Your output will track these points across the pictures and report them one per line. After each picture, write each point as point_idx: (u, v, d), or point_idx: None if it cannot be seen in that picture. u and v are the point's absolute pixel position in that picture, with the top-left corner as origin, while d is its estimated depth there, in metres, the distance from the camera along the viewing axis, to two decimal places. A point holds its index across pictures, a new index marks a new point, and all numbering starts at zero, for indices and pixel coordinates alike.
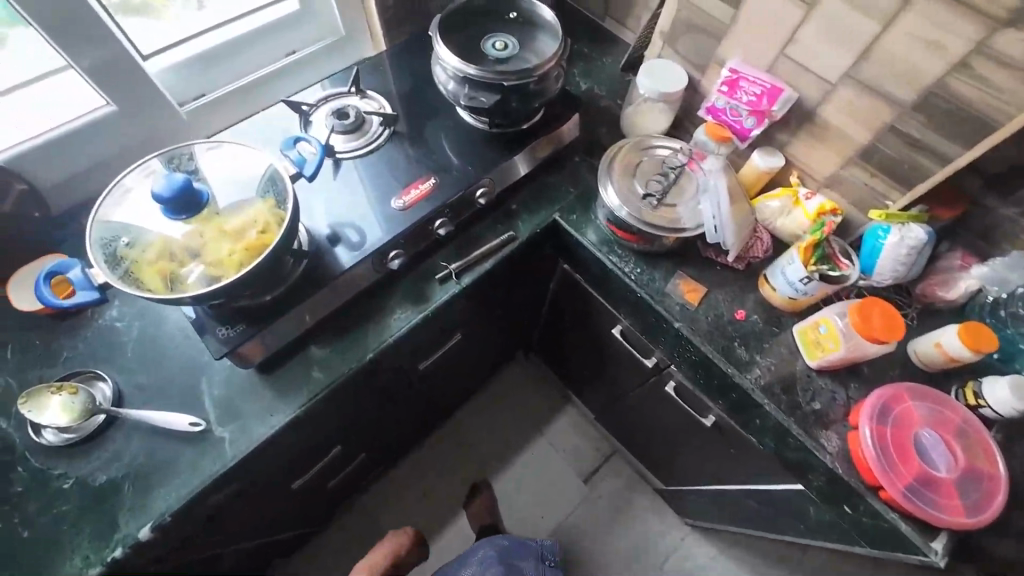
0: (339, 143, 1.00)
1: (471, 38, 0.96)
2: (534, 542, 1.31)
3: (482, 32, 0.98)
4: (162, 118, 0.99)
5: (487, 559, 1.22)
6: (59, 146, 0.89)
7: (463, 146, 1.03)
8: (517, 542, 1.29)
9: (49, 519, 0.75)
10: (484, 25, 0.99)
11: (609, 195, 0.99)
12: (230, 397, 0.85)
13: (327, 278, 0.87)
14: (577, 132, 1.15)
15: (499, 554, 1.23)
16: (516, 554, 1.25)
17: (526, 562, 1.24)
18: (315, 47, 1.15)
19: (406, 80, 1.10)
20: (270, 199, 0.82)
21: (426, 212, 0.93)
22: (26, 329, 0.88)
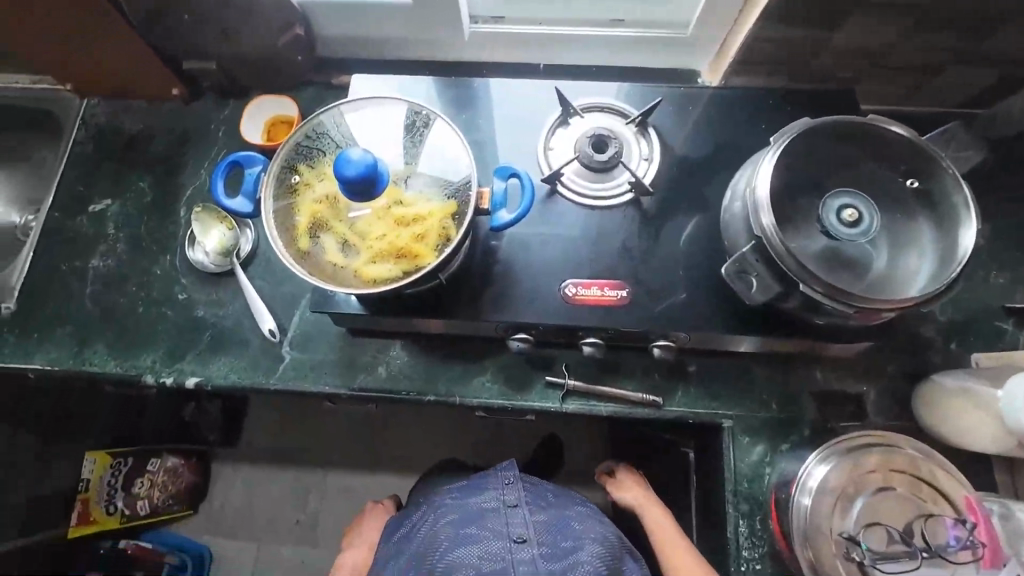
0: (572, 174, 0.80)
1: (809, 183, 0.67)
2: (486, 467, 0.89)
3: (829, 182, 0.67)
4: (448, 29, 0.88)
5: (440, 505, 0.87)
6: (347, 10, 0.85)
7: (692, 275, 0.76)
8: (475, 474, 0.91)
9: (157, 312, 0.88)
10: (841, 173, 0.67)
11: (808, 489, 0.68)
12: (311, 328, 0.86)
13: (445, 308, 0.76)
14: (848, 352, 0.78)
15: (452, 499, 0.87)
16: (467, 492, 0.87)
17: (477, 497, 0.85)
18: (646, 33, 0.91)
19: (701, 145, 0.82)
20: (451, 208, 0.70)
21: (587, 323, 0.74)
22: (240, 148, 0.96)
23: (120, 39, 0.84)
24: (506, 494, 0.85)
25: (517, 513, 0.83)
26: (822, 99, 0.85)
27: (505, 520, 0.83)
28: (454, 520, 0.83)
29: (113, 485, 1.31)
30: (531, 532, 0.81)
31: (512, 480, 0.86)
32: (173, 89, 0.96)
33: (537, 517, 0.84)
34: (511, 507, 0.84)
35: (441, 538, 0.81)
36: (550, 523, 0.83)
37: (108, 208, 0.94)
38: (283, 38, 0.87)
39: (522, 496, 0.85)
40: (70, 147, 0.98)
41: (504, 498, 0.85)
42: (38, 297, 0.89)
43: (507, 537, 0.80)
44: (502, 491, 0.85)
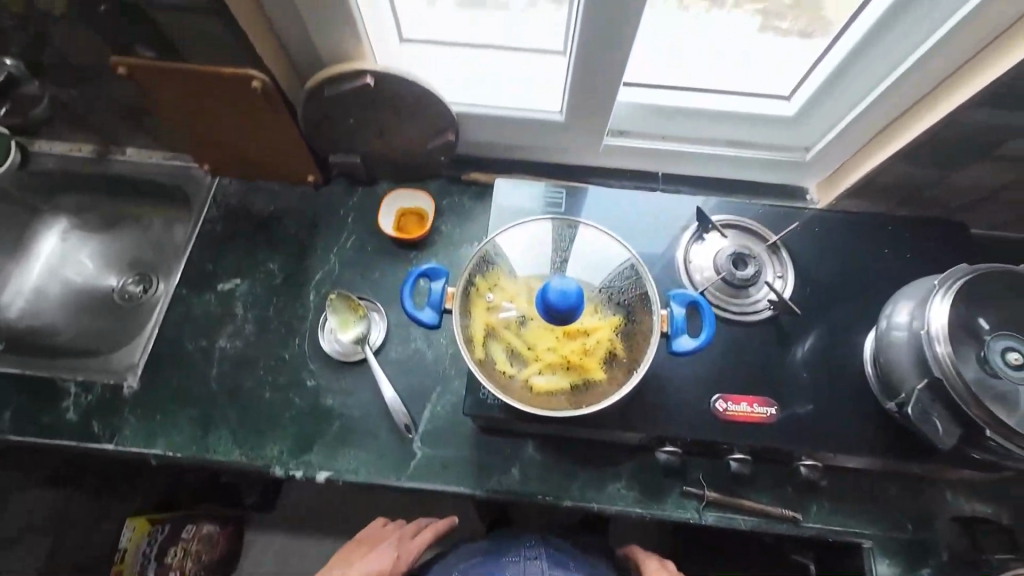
0: (714, 287, 0.84)
1: (981, 322, 0.68)
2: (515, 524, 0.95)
3: (1000, 320, 0.68)
4: (585, 140, 0.95)
5: (471, 551, 0.91)
6: (498, 121, 0.92)
7: (831, 391, 0.80)
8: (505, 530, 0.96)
9: (283, 398, 0.87)
10: (1009, 310, 0.69)
11: None
12: (442, 424, 0.85)
13: (596, 418, 0.77)
14: (979, 474, 0.80)
15: (480, 548, 0.92)
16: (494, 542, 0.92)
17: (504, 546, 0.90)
18: (767, 155, 0.98)
19: (827, 266, 0.88)
20: (617, 322, 0.73)
21: (736, 438, 0.76)
22: (370, 235, 0.99)
23: (281, 133, 0.89)
24: (527, 550, 0.89)
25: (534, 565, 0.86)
26: (932, 227, 0.92)
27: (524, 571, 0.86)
28: (479, 563, 0.88)
29: (148, 555, 1.15)
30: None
31: (535, 543, 0.90)
32: (308, 176, 1.00)
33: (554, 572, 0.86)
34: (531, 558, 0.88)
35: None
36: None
37: (236, 287, 0.95)
38: (433, 141, 0.92)
39: (541, 551, 0.89)
40: (201, 224, 1.01)
41: (525, 551, 0.89)
42: (163, 376, 0.89)
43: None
44: (519, 550, 0.89)
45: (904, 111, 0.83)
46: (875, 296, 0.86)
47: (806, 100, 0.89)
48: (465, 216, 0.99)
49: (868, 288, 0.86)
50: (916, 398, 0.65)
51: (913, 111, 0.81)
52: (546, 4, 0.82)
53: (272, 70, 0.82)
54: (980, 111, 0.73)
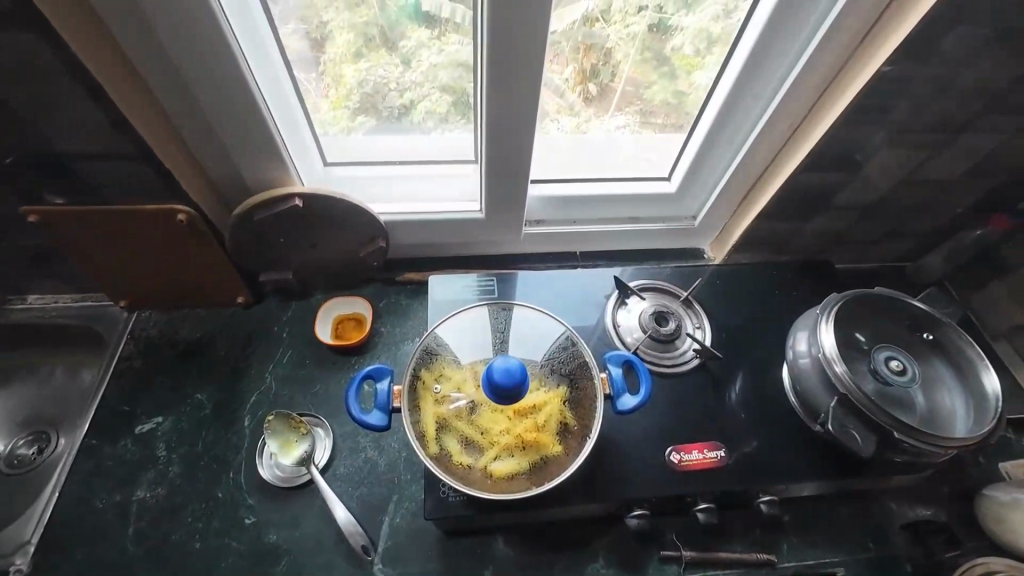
0: (644, 345, 0.91)
1: (860, 339, 0.80)
2: None
3: (873, 336, 0.81)
4: (507, 231, 1.04)
5: None
6: (426, 223, 0.99)
7: (767, 425, 0.86)
8: None
9: (217, 545, 0.77)
10: (879, 327, 0.82)
11: None
12: (404, 537, 0.79)
13: (561, 494, 0.76)
14: (909, 479, 0.88)
15: None
16: None
17: None
18: (664, 225, 1.13)
19: (734, 311, 0.99)
20: (563, 393, 0.76)
21: (696, 488, 0.78)
22: (307, 347, 0.97)
23: (207, 258, 0.89)
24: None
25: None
26: (806, 267, 1.08)
27: None
28: None
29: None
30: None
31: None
32: (237, 297, 0.99)
33: None
34: None
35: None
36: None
37: (158, 426, 0.87)
38: (365, 249, 0.97)
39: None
40: (115, 363, 0.94)
41: None
42: (63, 549, 0.76)
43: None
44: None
45: (758, 179, 1.01)
46: (779, 331, 0.97)
47: (683, 178, 1.05)
48: (403, 314, 1.02)
49: (772, 325, 0.98)
50: (833, 415, 0.72)
51: (766, 177, 1.00)
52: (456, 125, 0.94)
53: (199, 202, 0.85)
54: (810, 174, 0.92)
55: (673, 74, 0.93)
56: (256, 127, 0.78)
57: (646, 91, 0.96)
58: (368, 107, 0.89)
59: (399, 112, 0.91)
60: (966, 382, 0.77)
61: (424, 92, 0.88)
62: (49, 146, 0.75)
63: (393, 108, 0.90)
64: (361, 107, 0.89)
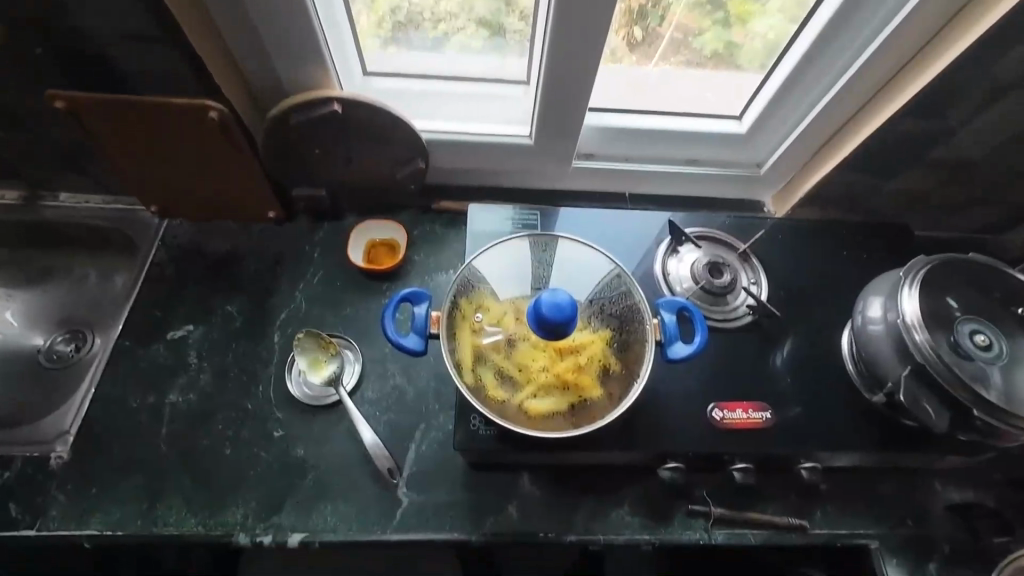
0: (694, 296, 0.85)
1: (945, 308, 0.72)
2: None
3: (958, 306, 0.73)
4: (555, 164, 0.96)
5: None
6: (469, 147, 0.91)
7: (818, 391, 0.81)
8: None
9: (247, 454, 0.78)
10: (966, 298, 0.74)
11: None
12: (430, 465, 0.79)
13: (595, 439, 0.73)
14: (963, 461, 0.82)
15: None
16: None
17: None
18: (725, 170, 1.03)
19: (794, 270, 0.91)
20: (607, 336, 0.71)
21: (736, 447, 0.74)
22: (339, 269, 0.94)
23: (238, 166, 0.84)
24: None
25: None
26: (879, 229, 0.98)
27: None
28: None
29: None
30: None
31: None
32: (268, 212, 0.95)
33: None
34: None
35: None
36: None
37: (189, 334, 0.86)
38: (403, 170, 0.90)
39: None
40: (147, 268, 0.92)
41: None
42: (101, 443, 0.77)
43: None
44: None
45: (843, 123, 0.90)
46: (842, 295, 0.89)
47: (755, 119, 0.94)
48: (438, 244, 0.97)
49: (835, 289, 0.90)
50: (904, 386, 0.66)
51: (855, 122, 0.88)
52: (514, 40, 0.86)
53: (232, 101, 0.79)
54: (909, 121, 0.81)
55: (728, 21, 0.88)
56: (294, 18, 0.71)
57: (697, 38, 0.91)
58: (398, 37, 0.85)
59: (430, 43, 0.87)
60: None
61: (458, 24, 0.85)
62: (73, 24, 0.69)
63: (426, 39, 0.86)
64: (392, 35, 0.85)
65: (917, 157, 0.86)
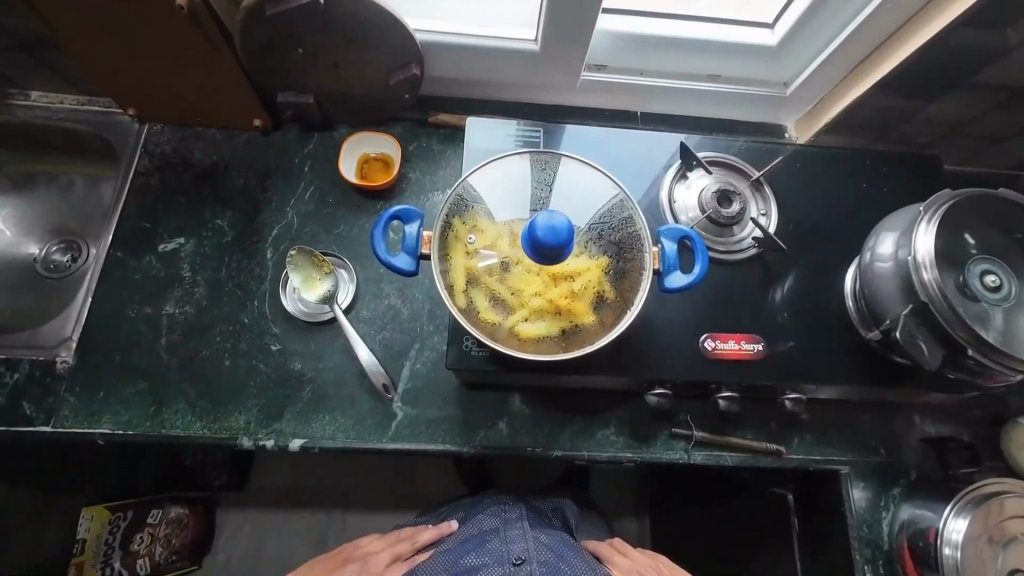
0: (698, 226, 0.82)
1: (959, 247, 0.69)
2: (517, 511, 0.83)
3: (973, 246, 0.70)
4: (562, 76, 0.88)
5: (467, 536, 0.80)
6: (469, 53, 0.83)
7: (814, 327, 0.80)
8: (495, 512, 0.83)
9: (245, 365, 0.80)
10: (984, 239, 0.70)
11: (959, 522, 0.70)
12: (423, 382, 0.81)
13: (585, 365, 0.74)
14: (945, 398, 0.84)
15: (478, 536, 0.78)
16: (478, 539, 0.77)
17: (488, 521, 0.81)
18: (748, 89, 0.94)
19: (807, 203, 0.87)
20: (604, 263, 0.69)
21: (724, 377, 0.75)
22: (330, 184, 0.90)
23: (217, 68, 0.77)
24: (506, 512, 0.82)
25: (518, 529, 0.77)
26: (904, 161, 0.92)
27: (504, 544, 0.74)
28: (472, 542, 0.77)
29: (112, 544, 1.11)
30: (530, 551, 0.72)
31: (512, 504, 0.86)
32: (254, 120, 0.89)
33: (537, 545, 0.74)
34: (513, 529, 0.78)
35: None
36: (549, 544, 0.75)
37: (180, 247, 0.85)
38: (395, 77, 0.83)
39: (524, 514, 0.82)
40: (131, 177, 0.88)
41: (506, 529, 0.78)
42: (104, 350, 0.79)
43: (504, 562, 0.71)
44: (544, 501, 0.93)
45: (889, 36, 0.80)
46: (853, 230, 0.86)
47: (789, 29, 0.84)
48: (434, 161, 0.92)
49: (848, 224, 0.86)
50: (902, 324, 0.65)
51: (899, 36, 0.79)
52: None
53: None
54: (965, 34, 0.71)
55: None
56: None
57: None
58: None
59: None
60: None
61: None
62: None
63: None
64: None
65: (965, 80, 0.78)
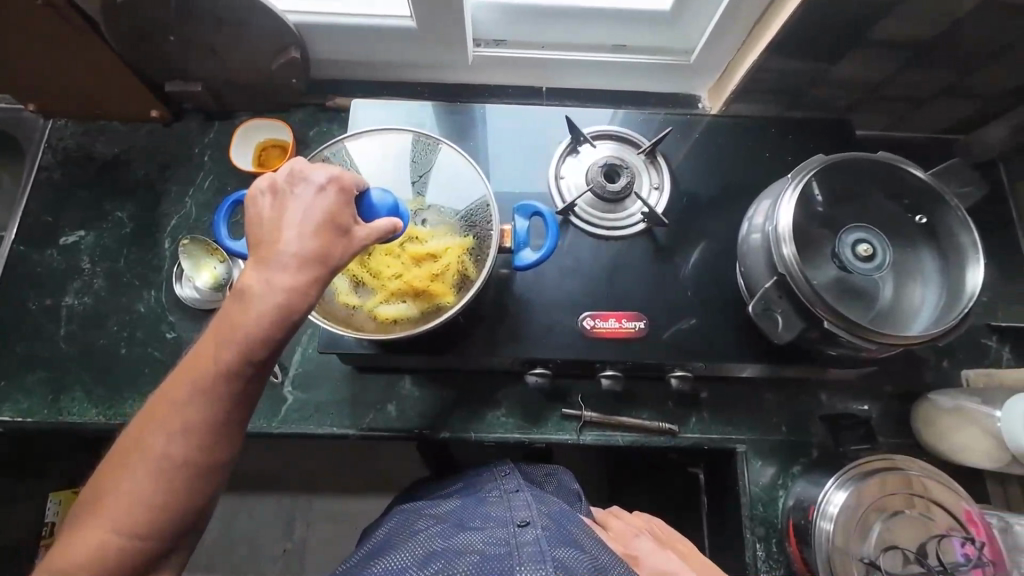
0: (583, 203, 0.80)
1: (818, 224, 0.68)
2: (512, 470, 0.72)
3: (842, 222, 0.68)
4: (452, 54, 0.86)
5: (456, 502, 0.68)
6: (348, 33, 0.82)
7: (706, 304, 0.78)
8: (485, 477, 0.72)
9: (141, 353, 0.82)
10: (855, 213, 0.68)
11: (840, 492, 0.68)
12: (314, 366, 0.82)
13: (462, 346, 0.73)
14: (852, 374, 0.81)
15: (472, 501, 0.66)
16: (473, 504, 0.66)
17: (486, 486, 0.69)
18: (652, 59, 0.91)
19: (707, 176, 0.84)
20: (467, 243, 0.68)
21: (606, 356, 0.74)
22: (229, 173, 0.90)
23: (93, 62, 0.78)
24: (504, 480, 0.69)
25: (520, 497, 0.64)
26: (817, 128, 0.87)
27: (507, 507, 0.63)
28: (462, 508, 0.66)
29: None
30: (536, 515, 0.60)
31: (510, 470, 0.72)
32: (151, 112, 0.90)
33: (543, 507, 0.63)
34: (512, 490, 0.67)
35: (431, 540, 0.59)
36: (554, 511, 0.63)
37: (81, 240, 0.87)
38: (276, 60, 0.82)
39: (523, 483, 0.69)
40: (35, 172, 0.90)
41: (505, 489, 0.67)
42: (6, 341, 0.82)
43: (506, 524, 0.59)
44: (534, 466, 0.78)
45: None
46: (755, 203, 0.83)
47: None
48: None
49: (749, 197, 0.83)
50: (762, 296, 0.62)
51: None
52: None
53: None
54: None
55: None
56: None
57: None
58: None
59: None
60: (946, 281, 0.65)
61: None
62: None
63: None
64: None
65: (860, 39, 0.73)
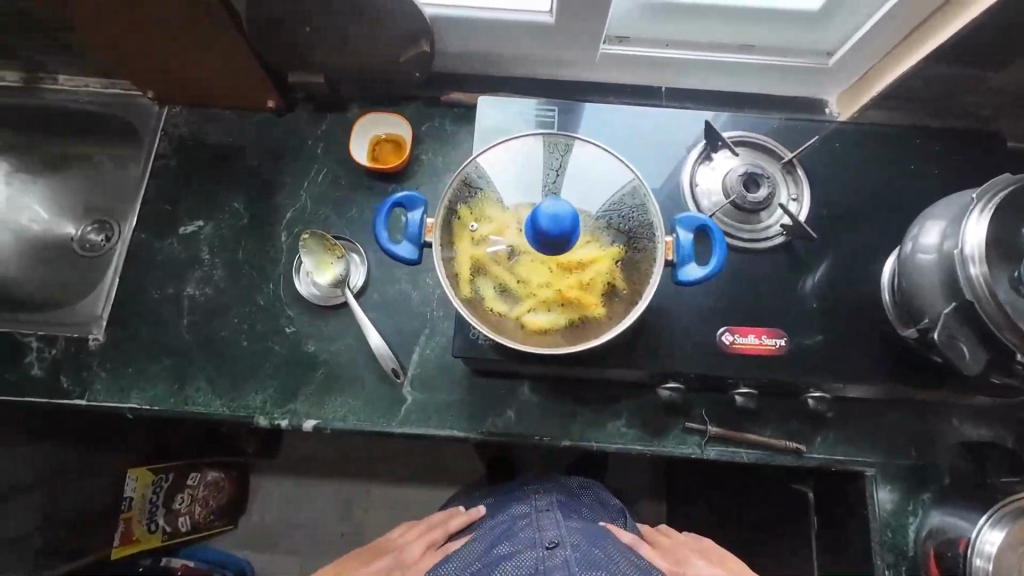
0: (719, 213, 0.77)
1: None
2: (541, 491, 0.74)
3: None
4: (579, 50, 0.83)
5: (491, 527, 0.70)
6: (479, 27, 0.80)
7: (846, 322, 0.75)
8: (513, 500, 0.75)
9: (261, 346, 0.82)
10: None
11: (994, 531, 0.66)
12: (433, 368, 0.81)
13: (596, 355, 0.72)
14: (990, 400, 0.78)
15: (502, 525, 0.69)
16: (505, 530, 0.67)
17: (513, 508, 0.72)
18: (784, 59, 0.86)
19: (844, 186, 0.80)
20: (617, 253, 0.66)
21: (742, 372, 0.72)
22: (343, 166, 0.89)
23: (225, 51, 0.76)
24: (535, 499, 0.71)
25: (548, 515, 0.67)
26: (959, 139, 0.83)
27: (536, 528, 0.64)
28: (492, 533, 0.68)
29: (156, 501, 1.09)
30: (564, 535, 0.62)
31: (542, 488, 0.75)
32: (267, 102, 0.89)
33: (571, 525, 0.64)
34: (542, 510, 0.68)
35: (471, 566, 0.62)
36: (582, 528, 0.65)
37: (200, 230, 0.87)
38: (404, 54, 0.81)
39: (554, 501, 0.71)
40: (152, 160, 0.90)
41: (535, 508, 0.69)
42: (131, 328, 0.83)
43: (536, 545, 0.60)
44: (570, 478, 0.82)
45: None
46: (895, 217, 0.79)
47: None
48: (447, 143, 0.89)
49: (889, 210, 0.79)
50: (942, 323, 0.59)
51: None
52: None
53: None
54: None
55: None
56: None
57: None
58: None
59: None
60: None
61: None
62: None
63: None
64: None
65: None
